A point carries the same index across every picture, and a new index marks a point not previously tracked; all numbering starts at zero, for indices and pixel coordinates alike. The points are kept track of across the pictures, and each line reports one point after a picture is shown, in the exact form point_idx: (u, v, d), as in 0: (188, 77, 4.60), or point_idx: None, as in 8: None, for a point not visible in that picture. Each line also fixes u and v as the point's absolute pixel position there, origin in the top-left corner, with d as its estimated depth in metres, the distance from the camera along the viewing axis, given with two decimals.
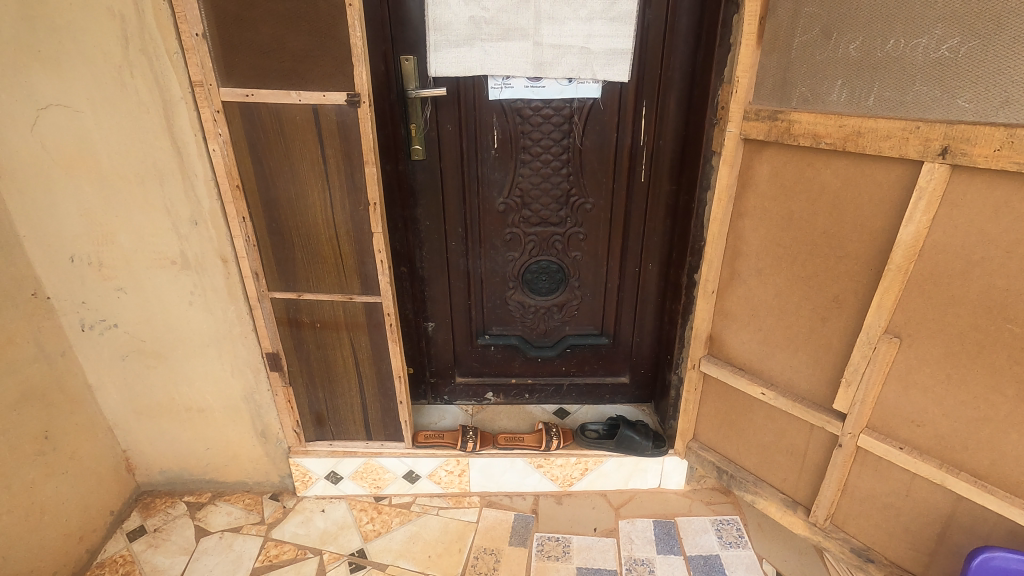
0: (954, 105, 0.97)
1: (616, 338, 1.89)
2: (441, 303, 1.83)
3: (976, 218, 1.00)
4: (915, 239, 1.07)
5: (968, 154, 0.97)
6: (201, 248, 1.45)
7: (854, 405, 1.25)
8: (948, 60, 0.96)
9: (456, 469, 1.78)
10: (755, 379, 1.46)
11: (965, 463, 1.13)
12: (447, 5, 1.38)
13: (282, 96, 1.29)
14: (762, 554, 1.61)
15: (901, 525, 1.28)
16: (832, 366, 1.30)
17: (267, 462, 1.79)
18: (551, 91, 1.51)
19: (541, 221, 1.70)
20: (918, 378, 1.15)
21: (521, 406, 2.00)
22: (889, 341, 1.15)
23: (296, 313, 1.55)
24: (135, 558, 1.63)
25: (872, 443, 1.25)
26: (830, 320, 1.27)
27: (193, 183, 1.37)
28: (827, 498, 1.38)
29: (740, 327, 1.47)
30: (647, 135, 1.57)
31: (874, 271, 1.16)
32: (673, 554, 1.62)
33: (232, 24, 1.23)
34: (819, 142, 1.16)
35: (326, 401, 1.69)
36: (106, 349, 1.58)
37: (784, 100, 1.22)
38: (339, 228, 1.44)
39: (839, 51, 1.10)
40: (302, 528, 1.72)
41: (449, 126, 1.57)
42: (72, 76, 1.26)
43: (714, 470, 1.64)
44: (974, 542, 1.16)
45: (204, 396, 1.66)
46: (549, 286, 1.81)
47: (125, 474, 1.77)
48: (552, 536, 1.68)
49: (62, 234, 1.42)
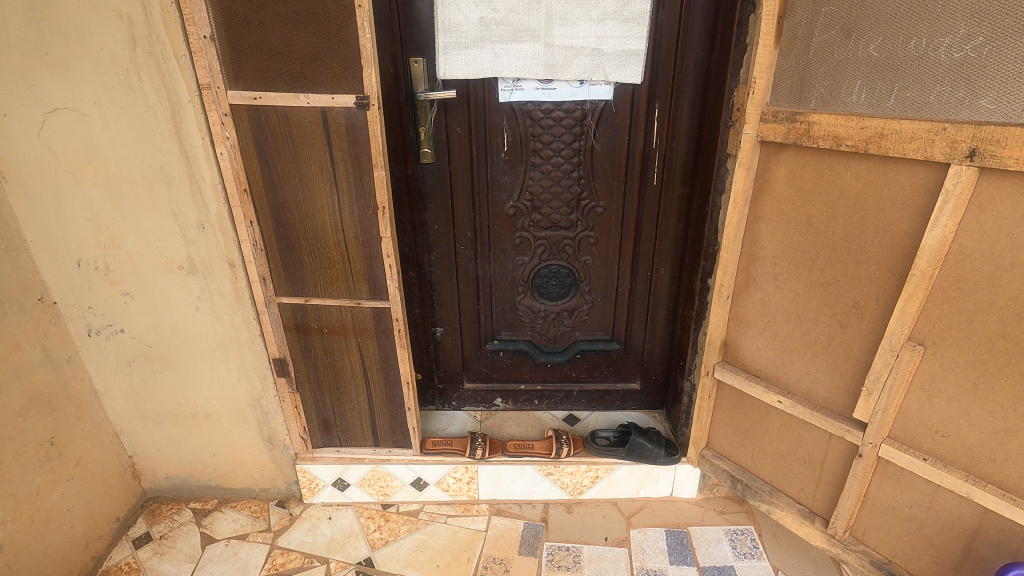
0: (980, 106, 0.94)
1: (627, 343, 1.86)
2: (450, 308, 1.81)
3: (1006, 222, 0.97)
4: (940, 244, 1.04)
5: (997, 156, 0.94)
6: (208, 252, 1.43)
7: (875, 414, 1.22)
8: (974, 59, 0.93)
9: (464, 476, 1.75)
10: (771, 387, 1.43)
11: (992, 476, 1.10)
12: (458, 6, 1.36)
13: (291, 98, 1.27)
14: (777, 565, 1.57)
15: (925, 538, 1.24)
16: (853, 374, 1.26)
17: (274, 469, 1.77)
18: (562, 93, 1.48)
19: (552, 225, 1.68)
20: (943, 386, 1.12)
21: (531, 413, 1.97)
22: (912, 349, 1.12)
23: (303, 318, 1.53)
24: (140, 565, 1.61)
25: (894, 453, 1.22)
26: (850, 327, 1.23)
27: (200, 187, 1.35)
28: (847, 509, 1.35)
29: (755, 333, 1.44)
30: (660, 137, 1.54)
31: (896, 277, 1.13)
32: (686, 565, 1.59)
33: (241, 26, 1.22)
34: (839, 144, 1.13)
35: (334, 407, 1.67)
36: (112, 354, 1.56)
37: (803, 101, 1.19)
38: (347, 232, 1.42)
39: (858, 51, 1.08)
40: (309, 536, 1.69)
41: (458, 129, 1.55)
42: (79, 79, 1.25)
43: (728, 479, 1.61)
44: (1002, 557, 1.13)
45: (211, 402, 1.64)
46: (560, 290, 1.78)
47: (131, 480, 1.75)
48: (562, 546, 1.64)
49: (68, 238, 1.40)
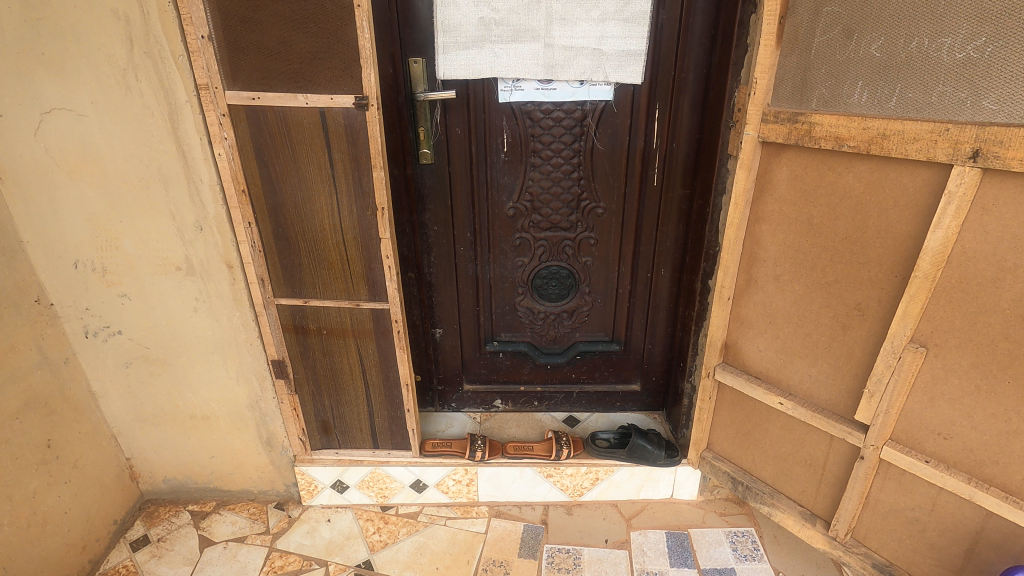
0: (982, 107, 0.94)
1: (627, 344, 1.86)
2: (449, 309, 1.80)
3: (1009, 223, 0.96)
4: (943, 245, 1.03)
5: (1000, 157, 0.93)
6: (206, 253, 1.42)
7: (877, 416, 1.21)
8: (976, 59, 0.93)
9: (463, 478, 1.74)
10: (772, 389, 1.42)
11: (995, 479, 1.09)
12: (457, 6, 1.35)
13: (290, 99, 1.26)
14: (778, 568, 1.57)
15: (927, 541, 1.24)
16: (854, 375, 1.26)
17: (273, 471, 1.76)
18: (562, 93, 1.48)
19: (552, 225, 1.67)
20: (945, 388, 1.11)
21: (530, 415, 1.96)
22: (914, 350, 1.12)
23: (302, 320, 1.52)
24: (138, 568, 1.60)
25: (896, 456, 1.21)
26: (852, 329, 1.23)
27: (198, 188, 1.35)
28: (848, 512, 1.34)
29: (756, 335, 1.44)
30: (660, 138, 1.54)
31: (899, 279, 1.12)
32: (687, 567, 1.58)
33: (239, 26, 1.21)
34: (841, 145, 1.13)
35: (333, 409, 1.66)
36: (110, 356, 1.55)
37: (804, 102, 1.19)
38: (346, 233, 1.41)
39: (860, 51, 1.07)
40: (307, 538, 1.68)
41: (457, 129, 1.54)
42: (76, 79, 1.24)
43: (728, 481, 1.61)
44: (1006, 560, 1.12)
45: (209, 404, 1.63)
46: (560, 291, 1.77)
47: (129, 483, 1.74)
48: (562, 548, 1.64)
49: (65, 239, 1.39)
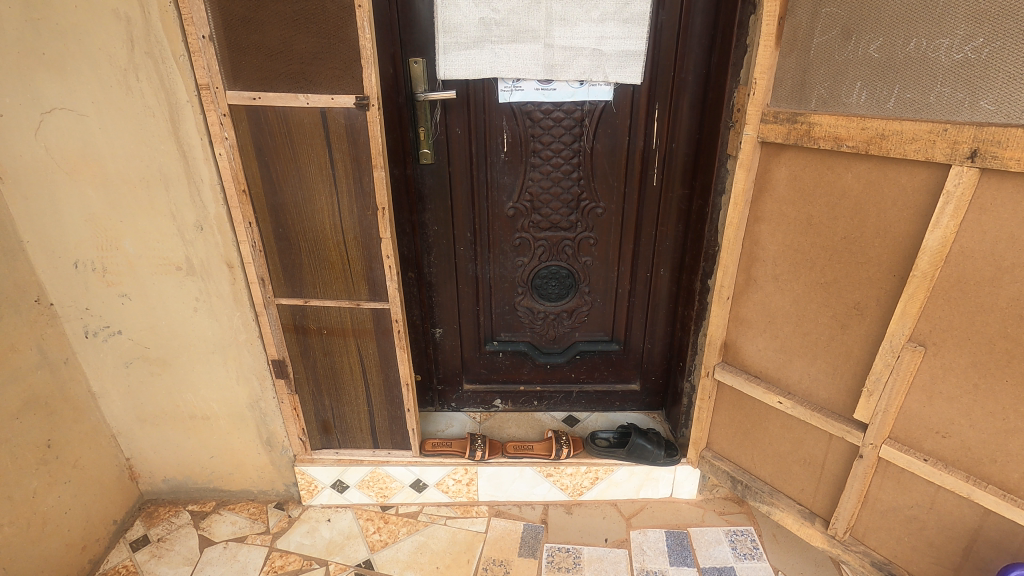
0: (980, 107, 0.94)
1: (626, 344, 1.86)
2: (449, 309, 1.81)
3: (1007, 222, 0.97)
4: (941, 245, 1.04)
5: (998, 157, 0.94)
6: (206, 253, 1.42)
7: (876, 415, 1.22)
8: (974, 60, 0.93)
9: (464, 478, 1.75)
10: (771, 388, 1.43)
11: (994, 477, 1.10)
12: (458, 6, 1.35)
13: (290, 99, 1.27)
14: (778, 566, 1.57)
15: (925, 539, 1.24)
16: (853, 374, 1.26)
17: (273, 470, 1.76)
18: (562, 93, 1.48)
19: (552, 225, 1.68)
20: (943, 387, 1.12)
21: (530, 414, 1.97)
22: (913, 349, 1.13)
23: (303, 319, 1.52)
24: (138, 568, 1.60)
25: (895, 454, 1.22)
26: (850, 328, 1.23)
27: (199, 188, 1.35)
28: (847, 510, 1.35)
29: (756, 334, 1.44)
30: (659, 138, 1.54)
31: (896, 278, 1.13)
32: (686, 566, 1.58)
33: (239, 26, 1.21)
34: (840, 145, 1.13)
35: (333, 409, 1.66)
36: (109, 356, 1.55)
37: (803, 102, 1.19)
38: (346, 233, 1.41)
39: (859, 52, 1.08)
40: (307, 538, 1.68)
41: (458, 129, 1.54)
42: (76, 78, 1.24)
43: (727, 479, 1.61)
44: (1004, 558, 1.13)
45: (209, 404, 1.63)
46: (560, 291, 1.78)
47: (128, 483, 1.74)
48: (562, 547, 1.64)
49: (65, 239, 1.39)
